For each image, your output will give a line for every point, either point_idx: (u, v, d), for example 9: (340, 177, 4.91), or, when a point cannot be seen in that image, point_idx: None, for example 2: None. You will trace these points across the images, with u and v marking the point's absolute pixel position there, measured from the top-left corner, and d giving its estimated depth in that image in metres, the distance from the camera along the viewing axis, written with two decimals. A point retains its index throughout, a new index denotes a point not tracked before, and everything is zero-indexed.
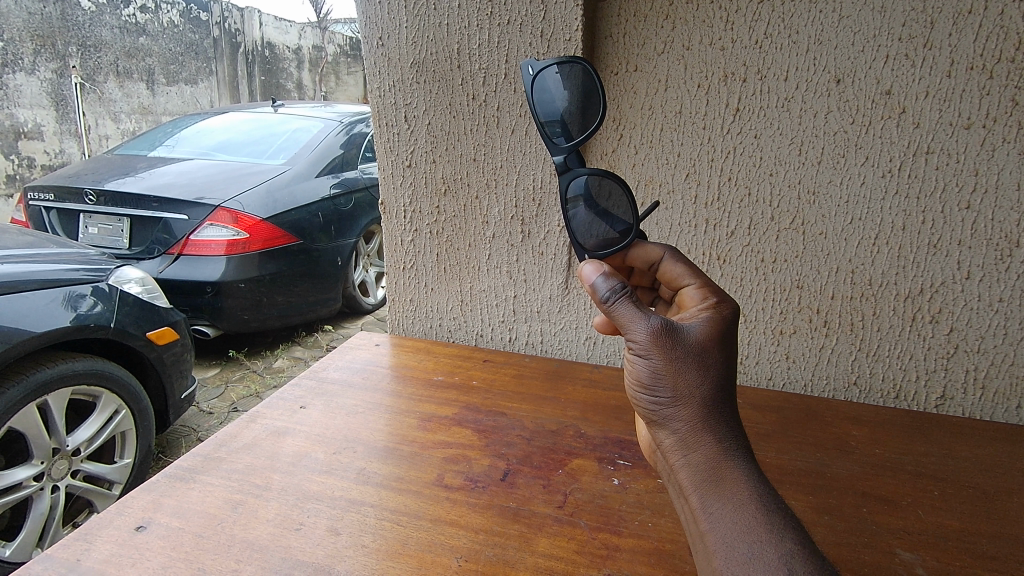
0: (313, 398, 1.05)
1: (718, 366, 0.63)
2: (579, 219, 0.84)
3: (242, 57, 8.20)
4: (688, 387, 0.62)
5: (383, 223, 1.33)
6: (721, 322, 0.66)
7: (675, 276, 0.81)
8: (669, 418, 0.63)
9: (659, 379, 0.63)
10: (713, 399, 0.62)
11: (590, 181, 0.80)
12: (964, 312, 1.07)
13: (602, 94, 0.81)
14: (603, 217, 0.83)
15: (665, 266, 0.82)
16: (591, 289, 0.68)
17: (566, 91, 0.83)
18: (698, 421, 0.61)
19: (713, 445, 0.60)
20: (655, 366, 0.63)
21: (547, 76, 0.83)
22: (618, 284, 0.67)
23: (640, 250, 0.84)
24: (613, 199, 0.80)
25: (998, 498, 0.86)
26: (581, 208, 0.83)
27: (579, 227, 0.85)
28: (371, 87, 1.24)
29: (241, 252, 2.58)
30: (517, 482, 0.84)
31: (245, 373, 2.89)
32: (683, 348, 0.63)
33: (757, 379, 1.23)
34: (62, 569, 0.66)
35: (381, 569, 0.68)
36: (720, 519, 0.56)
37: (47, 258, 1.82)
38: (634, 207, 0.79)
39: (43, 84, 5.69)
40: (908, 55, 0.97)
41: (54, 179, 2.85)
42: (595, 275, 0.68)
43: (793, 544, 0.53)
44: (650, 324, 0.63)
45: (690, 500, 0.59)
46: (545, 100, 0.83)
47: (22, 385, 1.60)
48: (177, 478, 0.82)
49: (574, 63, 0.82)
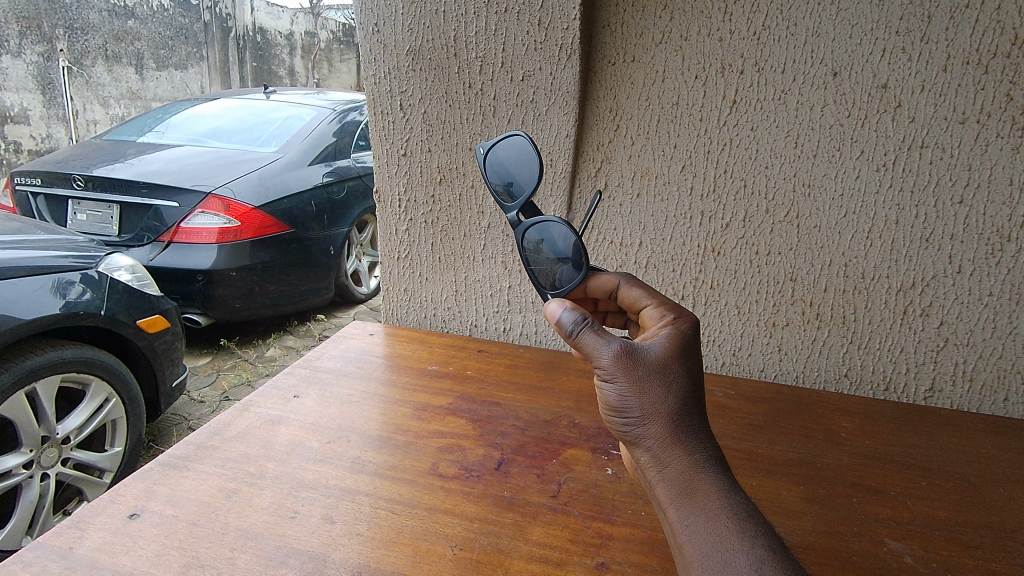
0: (307, 387, 1.04)
1: (680, 380, 0.64)
2: (539, 262, 0.85)
3: (233, 41, 7.96)
4: (654, 405, 0.62)
5: (379, 212, 1.33)
6: (678, 338, 0.68)
7: (633, 300, 0.83)
8: (641, 437, 0.62)
9: (627, 401, 0.63)
10: (680, 412, 0.62)
11: (545, 225, 0.82)
12: (954, 306, 1.08)
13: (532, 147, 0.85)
14: (560, 260, 0.83)
15: (623, 292, 0.84)
16: (558, 325, 0.68)
17: (521, 157, 0.86)
18: (668, 436, 0.61)
19: (684, 458, 0.60)
20: (622, 388, 0.63)
21: (499, 153, 0.89)
22: (581, 315, 0.67)
23: (596, 282, 0.85)
24: (565, 242, 0.81)
25: (984, 489, 0.87)
26: (539, 254, 0.85)
27: (539, 269, 0.86)
28: (367, 74, 1.23)
29: (232, 240, 2.56)
30: (511, 471, 0.85)
31: (237, 362, 2.88)
32: (644, 366, 0.64)
33: (749, 371, 1.24)
34: (55, 556, 0.65)
35: (376, 556, 0.69)
36: (695, 529, 0.56)
37: (35, 245, 1.79)
38: (583, 247, 0.79)
39: (29, 67, 5.64)
40: (905, 49, 0.97)
41: (42, 164, 2.81)
42: (559, 310, 0.68)
43: (765, 550, 0.53)
44: (610, 348, 0.64)
45: (668, 514, 0.59)
46: (500, 170, 0.89)
47: (10, 372, 1.59)
48: (171, 466, 0.81)
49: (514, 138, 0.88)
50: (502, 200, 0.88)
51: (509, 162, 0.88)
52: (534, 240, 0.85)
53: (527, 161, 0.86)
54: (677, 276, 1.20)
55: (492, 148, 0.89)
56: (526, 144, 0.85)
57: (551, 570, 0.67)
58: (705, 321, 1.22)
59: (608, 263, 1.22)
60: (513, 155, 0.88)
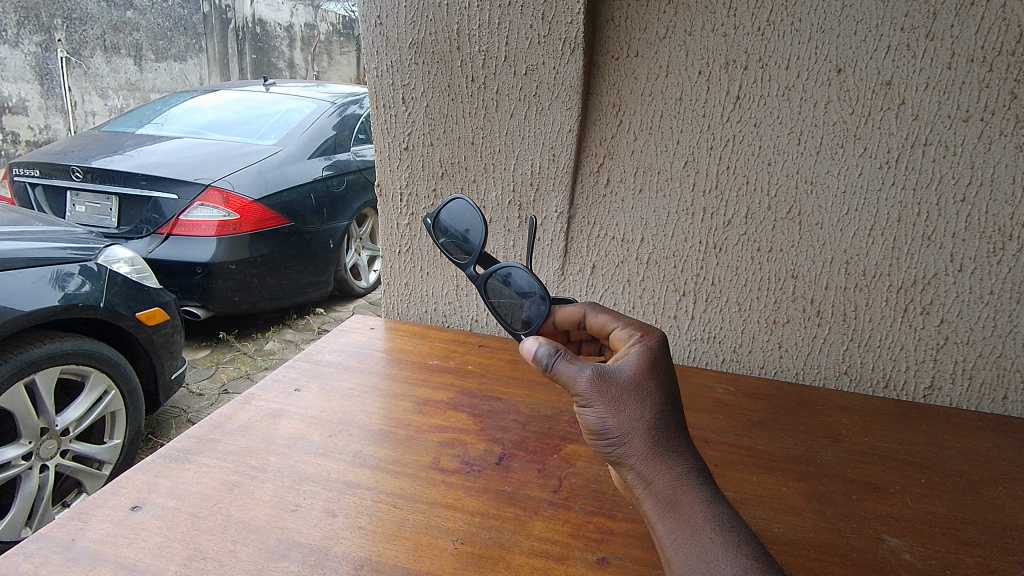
0: (308, 381, 1.05)
1: (655, 395, 0.64)
2: (505, 304, 0.90)
3: (233, 34, 7.91)
4: (633, 423, 0.62)
5: (380, 205, 1.32)
6: (648, 354, 0.69)
7: (600, 325, 0.83)
8: (624, 456, 0.62)
9: (607, 422, 0.63)
10: (659, 426, 0.62)
11: (503, 270, 0.87)
12: (955, 304, 1.08)
13: (473, 207, 0.91)
14: (524, 299, 0.87)
15: (590, 320, 0.85)
16: (534, 358, 0.67)
17: (463, 218, 0.93)
18: (649, 451, 0.61)
19: (667, 473, 0.60)
20: (601, 411, 0.63)
21: (445, 220, 0.96)
22: (554, 346, 0.67)
23: (563, 314, 0.87)
24: (526, 284, 0.85)
25: (983, 487, 0.88)
26: (504, 298, 0.89)
27: (508, 313, 0.90)
28: (369, 67, 1.22)
29: (232, 233, 2.55)
30: (512, 466, 0.85)
31: (236, 355, 2.88)
32: (619, 386, 0.64)
33: (749, 368, 1.24)
34: (58, 548, 0.65)
35: (378, 550, 0.69)
36: (682, 542, 0.56)
37: (33, 236, 1.79)
38: (541, 283, 0.83)
39: (27, 57, 5.64)
40: (909, 46, 0.96)
41: (40, 155, 2.80)
42: (533, 344, 0.68)
43: (751, 557, 0.53)
44: (585, 373, 0.64)
45: (656, 528, 0.58)
46: (455, 233, 0.94)
47: (9, 364, 1.58)
48: (172, 458, 0.81)
49: (454, 201, 0.95)
50: (461, 260, 0.94)
51: (460, 224, 0.93)
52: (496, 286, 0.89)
53: (469, 221, 0.92)
54: (678, 273, 1.20)
55: (437, 213, 0.97)
56: (467, 206, 0.92)
57: (553, 565, 0.68)
58: (706, 317, 1.22)
59: (610, 258, 1.22)
60: (461, 217, 0.93)
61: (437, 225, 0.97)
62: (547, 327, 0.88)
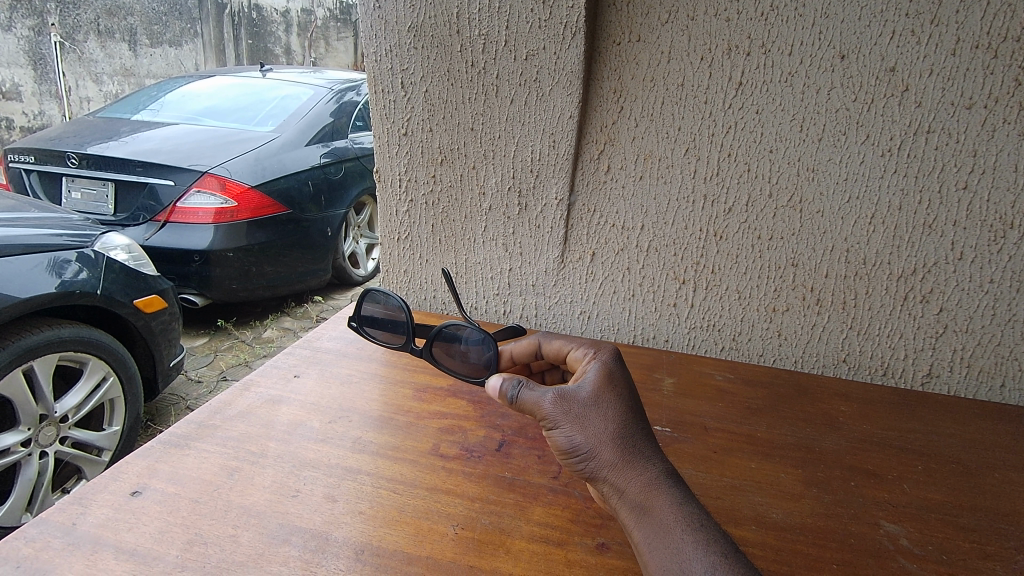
0: (307, 367, 1.05)
1: (615, 406, 0.65)
2: (457, 361, 0.92)
3: (228, 18, 7.81)
4: (598, 436, 0.62)
5: (378, 191, 1.31)
6: (604, 369, 0.70)
7: (555, 352, 0.85)
8: (596, 470, 0.62)
9: (575, 439, 0.63)
10: (624, 434, 0.62)
11: (445, 332, 0.91)
12: (955, 292, 1.08)
13: (382, 292, 0.97)
14: (470, 347, 0.90)
15: (545, 348, 0.87)
16: (499, 395, 0.68)
17: (380, 305, 0.98)
18: (619, 460, 0.61)
19: (637, 479, 0.59)
20: (568, 431, 0.63)
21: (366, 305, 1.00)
22: (516, 377, 0.67)
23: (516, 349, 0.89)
24: (466, 334, 0.89)
25: (980, 473, 0.89)
26: (454, 357, 0.92)
27: (465, 368, 0.92)
28: (367, 51, 1.20)
29: (229, 220, 2.54)
30: (512, 452, 0.85)
31: (234, 343, 2.88)
32: (581, 402, 0.65)
33: (749, 355, 1.25)
34: (59, 532, 0.66)
35: (378, 535, 0.69)
36: (656, 545, 0.55)
37: (30, 222, 1.78)
38: (477, 327, 0.87)
39: (20, 42, 5.59)
40: (914, 31, 0.95)
41: (35, 141, 2.78)
42: (495, 382, 0.68)
43: (731, 550, 0.53)
44: (547, 396, 0.65)
45: (632, 536, 0.57)
46: (382, 318, 0.99)
47: (7, 351, 1.58)
48: (172, 444, 0.81)
49: (366, 297, 0.99)
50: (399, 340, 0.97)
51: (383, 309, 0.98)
52: (444, 351, 0.93)
53: (383, 302, 0.97)
54: (678, 260, 1.19)
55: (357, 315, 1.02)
56: (378, 297, 0.98)
57: (553, 550, 0.68)
58: (706, 306, 1.22)
59: (609, 246, 1.22)
60: (380, 304, 0.98)
61: (362, 322, 1.01)
62: (506, 364, 0.89)
